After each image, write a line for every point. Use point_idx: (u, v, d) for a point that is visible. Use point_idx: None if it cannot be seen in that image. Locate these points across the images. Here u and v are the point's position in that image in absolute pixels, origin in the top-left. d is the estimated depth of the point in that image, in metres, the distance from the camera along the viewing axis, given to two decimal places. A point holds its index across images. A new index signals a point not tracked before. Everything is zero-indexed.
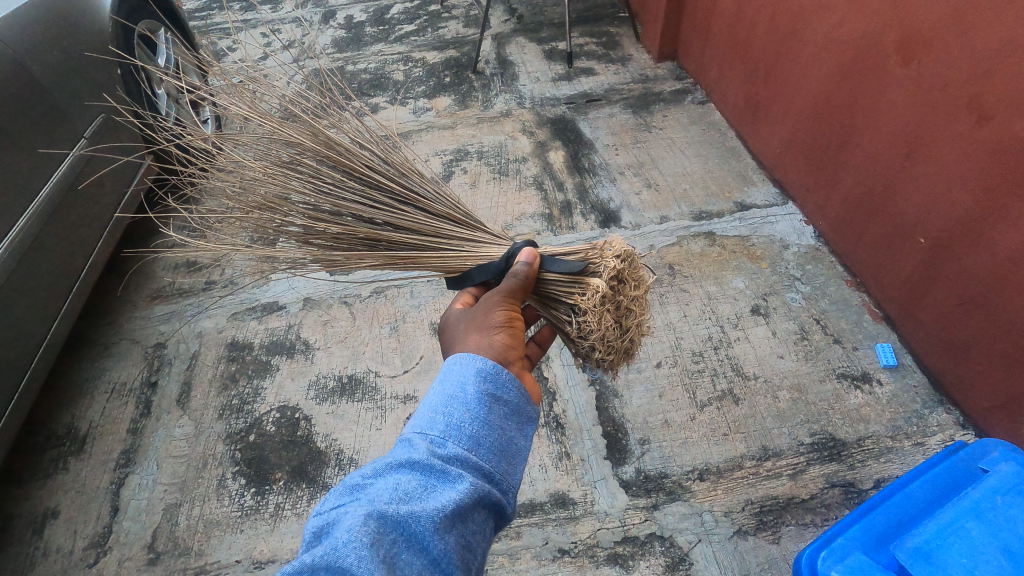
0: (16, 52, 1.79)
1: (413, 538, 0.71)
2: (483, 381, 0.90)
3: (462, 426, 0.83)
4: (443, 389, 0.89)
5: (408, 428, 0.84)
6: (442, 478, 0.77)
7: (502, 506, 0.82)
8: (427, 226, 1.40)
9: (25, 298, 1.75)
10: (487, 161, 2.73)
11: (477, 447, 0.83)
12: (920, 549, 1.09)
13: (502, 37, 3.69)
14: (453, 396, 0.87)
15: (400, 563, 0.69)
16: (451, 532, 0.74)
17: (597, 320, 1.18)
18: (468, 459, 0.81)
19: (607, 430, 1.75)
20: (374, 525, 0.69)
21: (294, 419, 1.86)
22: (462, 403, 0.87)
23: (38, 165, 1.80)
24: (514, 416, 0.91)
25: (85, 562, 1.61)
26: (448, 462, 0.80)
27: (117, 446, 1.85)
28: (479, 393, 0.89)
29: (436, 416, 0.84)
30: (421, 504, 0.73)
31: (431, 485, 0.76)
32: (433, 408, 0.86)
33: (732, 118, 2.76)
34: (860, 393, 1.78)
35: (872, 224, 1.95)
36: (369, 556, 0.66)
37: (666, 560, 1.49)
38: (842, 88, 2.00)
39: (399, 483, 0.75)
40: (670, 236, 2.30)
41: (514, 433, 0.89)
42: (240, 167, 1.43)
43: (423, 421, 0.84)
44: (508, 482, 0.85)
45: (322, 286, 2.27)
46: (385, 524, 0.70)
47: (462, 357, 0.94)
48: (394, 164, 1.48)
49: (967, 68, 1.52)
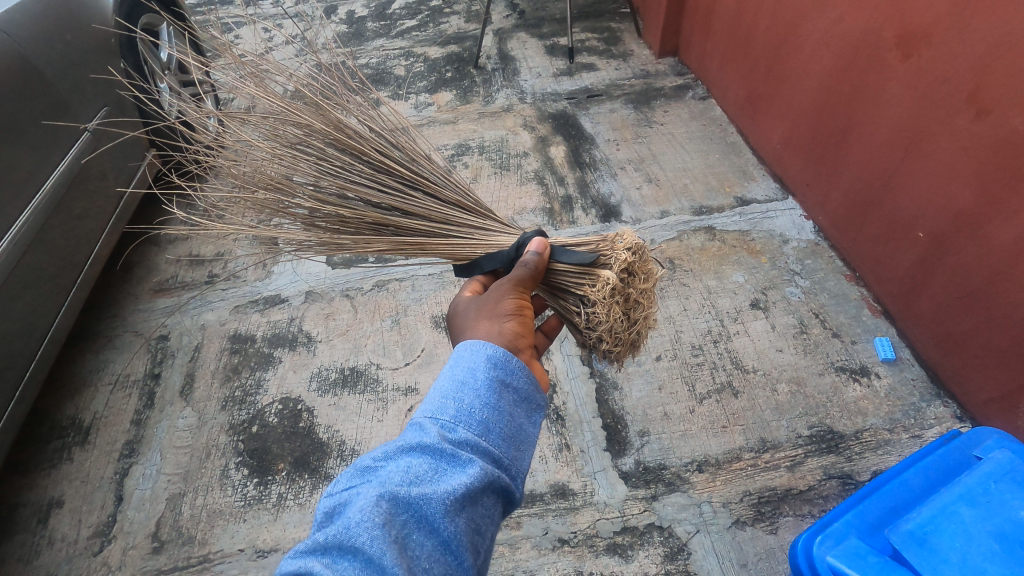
0: (19, 44, 1.79)
1: (424, 520, 0.73)
2: (493, 368, 0.91)
3: (472, 411, 0.84)
4: (454, 374, 0.90)
5: (419, 412, 0.85)
6: (453, 462, 0.79)
7: (510, 490, 0.83)
8: (437, 212, 1.42)
9: (29, 290, 1.76)
10: (488, 156, 2.74)
11: (486, 432, 0.84)
12: (914, 534, 1.05)
13: (503, 32, 3.70)
14: (463, 382, 0.88)
15: (410, 543, 0.71)
16: (461, 515, 0.75)
17: (606, 312, 1.19)
18: (478, 443, 0.82)
19: (607, 422, 1.76)
20: (385, 506, 0.72)
21: (296, 411, 1.88)
22: (473, 389, 0.87)
23: (43, 157, 1.81)
24: (522, 403, 0.91)
25: (90, 551, 1.63)
26: (458, 446, 0.81)
27: (121, 436, 1.87)
28: (489, 379, 0.89)
29: (446, 401, 0.85)
30: (431, 486, 0.75)
31: (441, 469, 0.78)
32: (444, 393, 0.86)
33: (733, 113, 2.77)
34: (858, 386, 1.79)
35: (871, 218, 1.96)
36: (381, 536, 0.69)
37: (665, 549, 1.50)
38: (842, 83, 2.00)
39: (410, 466, 0.77)
40: (670, 231, 2.31)
41: (522, 419, 0.90)
42: (252, 150, 1.46)
43: (433, 405, 0.85)
44: (517, 467, 0.86)
45: (324, 279, 2.28)
46: (396, 505, 0.72)
47: (472, 344, 0.94)
48: (404, 150, 1.50)
49: (966, 62, 1.53)
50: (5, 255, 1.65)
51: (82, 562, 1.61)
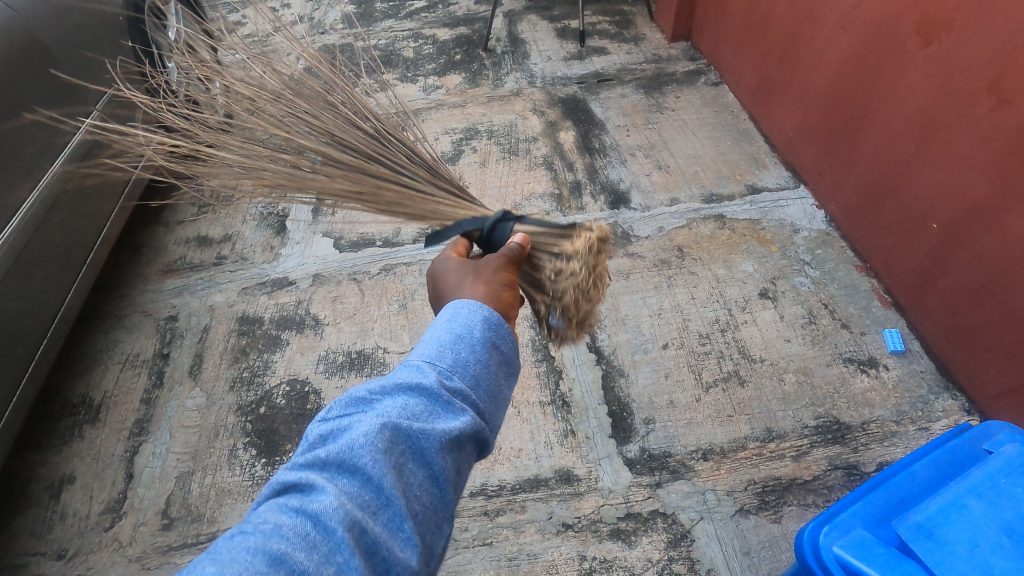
0: (26, 21, 1.79)
1: (420, 452, 0.74)
2: (488, 328, 0.90)
3: (466, 362, 0.84)
4: (451, 327, 0.89)
5: (417, 356, 0.84)
6: (448, 407, 0.79)
7: (489, 444, 0.84)
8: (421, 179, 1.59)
9: (39, 268, 1.76)
10: (497, 140, 2.72)
11: (477, 385, 0.84)
12: (922, 526, 0.99)
13: (515, 14, 3.64)
14: (460, 336, 0.87)
15: (405, 473, 0.72)
16: (451, 454, 0.76)
17: (581, 265, 1.20)
18: (470, 394, 0.82)
19: (613, 409, 1.76)
20: (388, 434, 0.72)
21: (304, 393, 1.89)
22: (469, 344, 0.87)
23: (49, 136, 1.81)
24: (509, 365, 0.91)
25: (101, 527, 1.66)
26: (454, 393, 0.81)
27: (130, 415, 1.89)
28: (485, 337, 0.89)
29: (443, 351, 0.84)
30: (429, 425, 0.75)
31: (437, 411, 0.78)
32: (441, 343, 0.86)
33: (746, 99, 2.73)
34: (866, 377, 1.78)
35: (884, 207, 1.94)
36: (382, 461, 0.70)
37: (668, 536, 1.51)
38: (858, 70, 1.97)
39: (408, 404, 0.76)
40: (679, 218, 2.29)
41: (506, 382, 0.90)
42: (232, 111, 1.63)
43: (432, 351, 0.84)
44: (498, 424, 0.86)
45: (332, 262, 2.28)
46: (397, 435, 0.73)
47: (469, 301, 0.93)
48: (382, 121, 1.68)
49: (987, 50, 1.50)
50: (15, 234, 1.66)
51: (93, 537, 1.64)
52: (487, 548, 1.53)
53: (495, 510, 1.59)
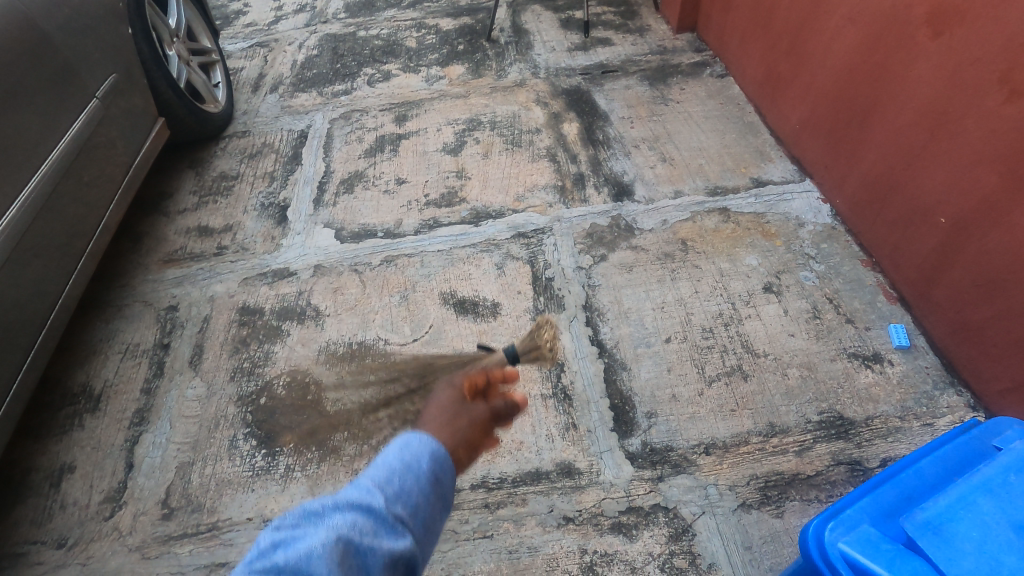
0: (24, 4, 1.76)
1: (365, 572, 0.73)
2: (430, 462, 0.91)
3: (409, 491, 0.85)
4: (392, 458, 0.89)
5: (358, 480, 0.85)
6: (389, 529, 0.80)
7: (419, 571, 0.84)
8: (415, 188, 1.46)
9: (39, 258, 1.75)
10: (500, 131, 2.70)
11: (416, 514, 0.84)
12: (929, 523, 0.98)
13: (518, 4, 3.61)
14: (405, 467, 0.88)
15: None
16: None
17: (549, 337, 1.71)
18: (409, 521, 0.82)
19: (615, 403, 1.75)
20: (338, 547, 0.72)
21: (304, 383, 1.88)
22: (410, 476, 0.87)
23: (47, 123, 1.79)
24: (442, 503, 0.91)
25: (101, 516, 1.65)
26: (396, 520, 0.81)
27: (131, 405, 1.89)
28: (426, 470, 0.90)
29: (391, 473, 0.86)
30: (374, 545, 0.76)
31: (379, 532, 0.78)
32: (383, 470, 0.86)
33: (751, 92, 2.70)
34: (870, 372, 1.77)
35: (890, 202, 1.92)
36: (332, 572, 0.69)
37: (670, 530, 1.51)
38: (866, 62, 1.94)
39: (355, 522, 0.77)
40: (683, 211, 2.27)
41: (438, 516, 0.91)
42: None
43: (374, 477, 0.85)
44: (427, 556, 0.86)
45: (333, 253, 2.26)
46: (347, 550, 0.73)
47: (412, 434, 0.95)
48: None
49: (999, 42, 1.48)
50: (15, 221, 1.64)
51: (93, 527, 1.63)
52: (488, 540, 1.52)
53: (496, 503, 1.58)
